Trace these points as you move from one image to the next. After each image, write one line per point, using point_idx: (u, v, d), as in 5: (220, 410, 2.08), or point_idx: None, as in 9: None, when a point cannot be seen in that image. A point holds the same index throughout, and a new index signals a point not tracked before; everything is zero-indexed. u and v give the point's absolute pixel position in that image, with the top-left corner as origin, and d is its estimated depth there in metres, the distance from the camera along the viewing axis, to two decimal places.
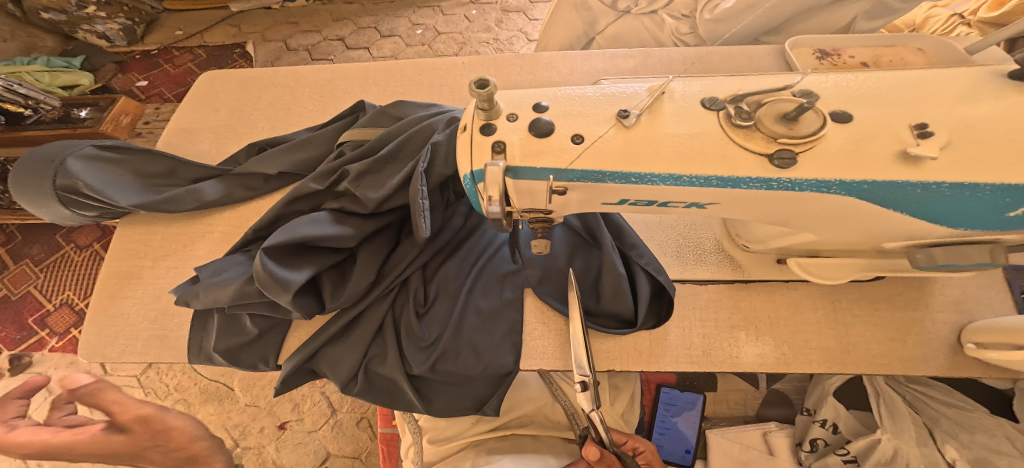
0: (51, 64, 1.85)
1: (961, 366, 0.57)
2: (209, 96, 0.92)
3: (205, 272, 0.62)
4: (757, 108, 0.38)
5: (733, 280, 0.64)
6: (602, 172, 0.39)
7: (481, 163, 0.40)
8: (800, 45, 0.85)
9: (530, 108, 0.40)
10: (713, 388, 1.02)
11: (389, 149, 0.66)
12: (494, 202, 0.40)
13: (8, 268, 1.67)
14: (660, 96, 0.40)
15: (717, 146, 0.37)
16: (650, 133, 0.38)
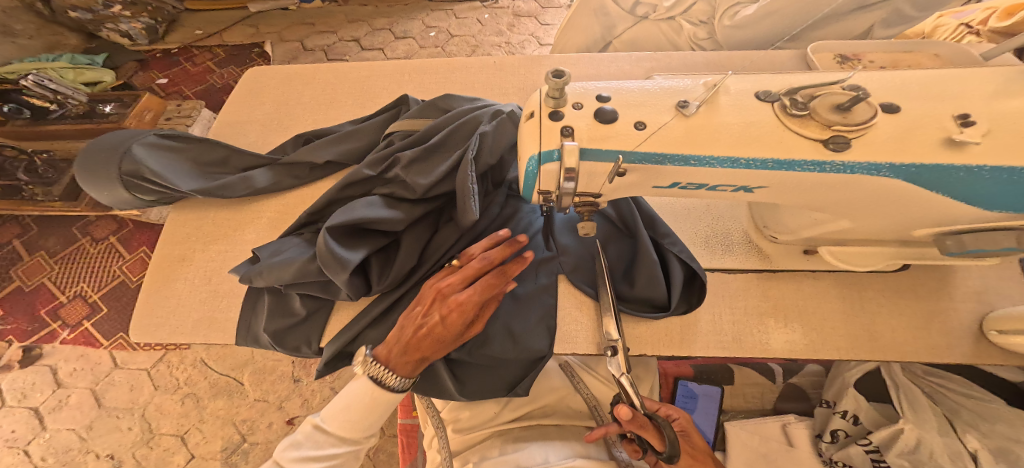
0: (75, 60, 1.94)
1: (982, 353, 0.61)
2: (256, 92, 1.00)
3: (264, 255, 0.69)
4: (811, 100, 0.43)
5: (760, 269, 0.68)
6: (664, 156, 0.43)
7: (551, 144, 0.44)
8: (822, 50, 0.89)
9: (593, 98, 0.45)
10: (731, 382, 1.04)
11: (437, 140, 0.72)
12: (568, 181, 0.44)
13: (22, 260, 1.68)
14: (716, 89, 0.44)
15: (773, 133, 0.42)
16: (710, 122, 0.43)
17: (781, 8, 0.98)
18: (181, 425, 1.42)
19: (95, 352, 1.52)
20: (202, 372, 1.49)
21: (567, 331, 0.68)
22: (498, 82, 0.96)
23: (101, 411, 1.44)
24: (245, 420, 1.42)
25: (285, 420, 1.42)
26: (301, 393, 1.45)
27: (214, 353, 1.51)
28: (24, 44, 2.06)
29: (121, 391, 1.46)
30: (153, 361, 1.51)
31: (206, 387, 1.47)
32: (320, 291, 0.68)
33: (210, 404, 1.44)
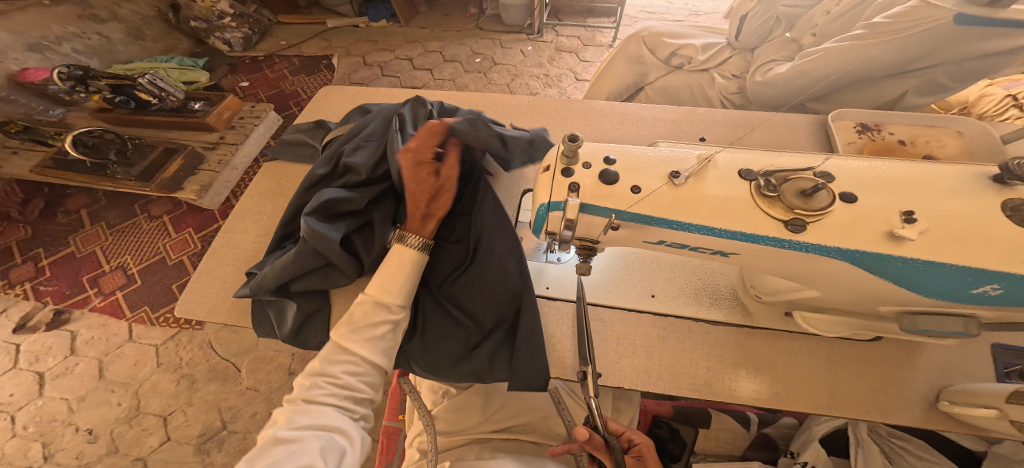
0: (183, 63, 2.40)
1: (933, 419, 0.69)
2: (325, 107, 1.16)
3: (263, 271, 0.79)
4: (782, 182, 0.49)
5: (743, 323, 0.79)
6: (652, 217, 0.50)
7: (560, 196, 0.51)
8: (843, 118, 0.91)
9: (601, 160, 0.52)
10: (707, 425, 1.11)
11: (372, 126, 0.88)
12: (567, 228, 0.52)
13: (85, 227, 1.90)
14: (706, 163, 0.51)
15: (744, 208, 0.49)
16: (695, 193, 0.49)
17: (816, 69, 0.99)
18: (168, 405, 1.52)
19: (116, 323, 1.67)
20: (205, 355, 1.61)
21: (555, 357, 0.78)
22: (530, 122, 1.07)
23: (99, 383, 1.56)
24: (230, 408, 1.51)
25: (269, 412, 1.51)
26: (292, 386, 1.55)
27: (221, 338, 1.64)
28: (147, 46, 2.45)
29: (124, 365, 1.59)
30: (163, 339, 1.64)
31: (204, 370, 1.58)
32: (322, 281, 0.80)
33: (203, 387, 1.55)
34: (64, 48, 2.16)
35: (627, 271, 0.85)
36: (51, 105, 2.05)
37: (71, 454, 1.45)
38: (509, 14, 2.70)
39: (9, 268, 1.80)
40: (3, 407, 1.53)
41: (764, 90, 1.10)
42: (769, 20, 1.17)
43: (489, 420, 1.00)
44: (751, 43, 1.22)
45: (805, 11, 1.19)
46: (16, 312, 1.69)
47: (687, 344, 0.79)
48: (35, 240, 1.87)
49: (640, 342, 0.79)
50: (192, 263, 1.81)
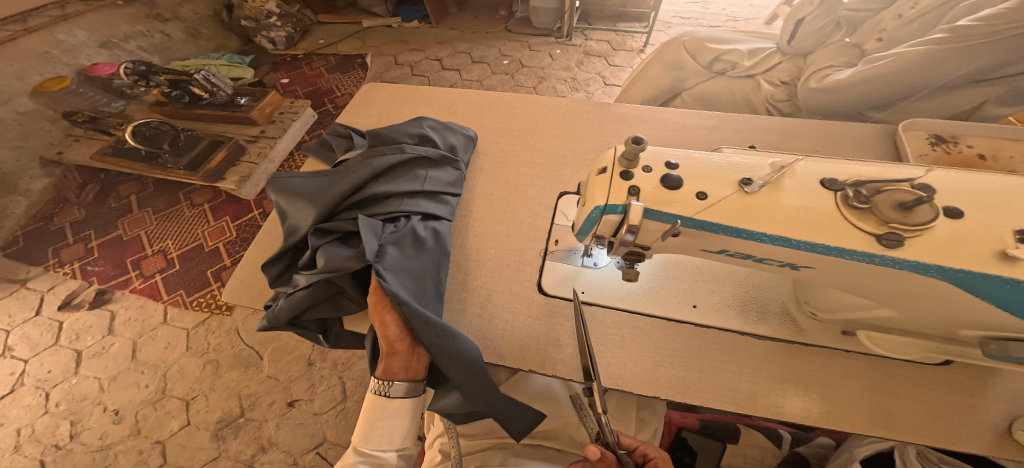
0: (232, 60, 2.51)
1: (1001, 450, 0.65)
2: (367, 105, 1.20)
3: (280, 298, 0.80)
4: (875, 193, 0.47)
5: (793, 340, 0.75)
6: (720, 225, 0.49)
7: (620, 200, 0.50)
8: (914, 128, 0.86)
9: (663, 164, 0.51)
10: (734, 440, 1.06)
11: (386, 162, 0.90)
12: (629, 233, 0.50)
13: (133, 212, 1.99)
14: (783, 171, 0.50)
15: (832, 221, 0.47)
16: (769, 202, 0.48)
17: (881, 76, 0.93)
18: (192, 390, 1.56)
19: (153, 304, 1.73)
20: (231, 341, 1.65)
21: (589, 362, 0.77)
22: (566, 125, 1.10)
23: (132, 364, 1.61)
24: (250, 396, 1.54)
25: (287, 402, 1.53)
26: (309, 378, 1.57)
27: (247, 325, 1.68)
28: (203, 44, 2.59)
29: (155, 347, 1.64)
30: (194, 323, 1.69)
31: (229, 356, 1.62)
32: (332, 310, 0.81)
33: (226, 374, 1.59)
34: (131, 46, 2.34)
35: (672, 280, 0.82)
36: (112, 97, 2.19)
37: (97, 434, 1.49)
38: (539, 17, 2.69)
39: (60, 247, 1.88)
40: (40, 383, 1.58)
41: (820, 97, 1.05)
42: (828, 24, 1.12)
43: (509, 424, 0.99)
44: (805, 48, 1.17)
45: (870, 14, 1.10)
46: (64, 290, 1.77)
47: (729, 357, 0.75)
48: (88, 223, 1.96)
49: (678, 353, 0.76)
50: (226, 251, 1.86)
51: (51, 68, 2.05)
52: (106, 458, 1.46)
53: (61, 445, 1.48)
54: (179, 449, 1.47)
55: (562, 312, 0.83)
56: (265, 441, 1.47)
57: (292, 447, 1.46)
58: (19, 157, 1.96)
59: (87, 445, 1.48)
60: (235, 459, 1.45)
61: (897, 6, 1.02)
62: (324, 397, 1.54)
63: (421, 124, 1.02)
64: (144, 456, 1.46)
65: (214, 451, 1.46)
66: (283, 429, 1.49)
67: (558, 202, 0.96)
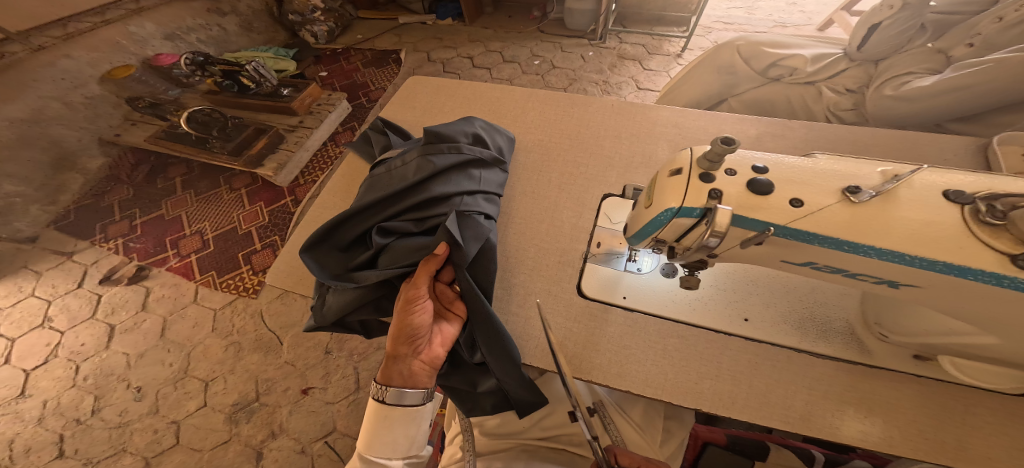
0: (278, 52, 2.57)
1: None
2: (411, 97, 1.21)
3: (328, 293, 0.80)
4: (1011, 209, 0.48)
5: (858, 361, 0.70)
6: (816, 235, 0.52)
7: (699, 203, 0.54)
8: (1011, 142, 0.79)
9: (750, 168, 0.56)
10: (764, 459, 0.99)
11: (442, 162, 0.86)
12: (712, 237, 0.53)
13: (176, 193, 2.06)
14: (897, 183, 0.52)
15: (956, 237, 0.48)
16: (880, 213, 0.50)
17: (975, 85, 0.87)
18: (213, 371, 1.59)
19: (186, 283, 1.78)
20: (255, 325, 1.68)
21: (628, 370, 0.73)
22: (612, 125, 1.07)
23: (159, 341, 1.66)
24: (267, 380, 1.57)
25: (301, 389, 1.55)
26: (325, 366, 1.59)
27: (272, 309, 1.71)
28: (255, 38, 2.68)
29: (184, 326, 1.69)
30: (222, 304, 1.73)
31: (251, 340, 1.65)
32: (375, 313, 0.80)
33: (247, 357, 1.62)
34: (191, 38, 2.42)
35: (728, 290, 0.78)
36: (169, 85, 2.26)
37: (118, 410, 1.54)
38: (573, 19, 2.66)
39: (109, 223, 1.97)
40: (73, 355, 1.64)
41: (896, 106, 0.99)
42: (908, 29, 1.05)
43: (534, 427, 0.99)
44: (878, 54, 1.11)
45: (963, 18, 1.04)
46: (105, 265, 1.84)
47: (782, 373, 0.71)
48: (135, 201, 2.04)
49: (727, 367, 0.72)
50: (259, 235, 1.90)
51: (122, 57, 2.15)
52: (124, 435, 1.50)
53: (82, 420, 1.52)
54: (194, 430, 1.49)
55: (602, 317, 0.79)
56: (276, 427, 1.49)
57: (302, 434, 1.47)
58: (82, 136, 2.04)
59: (108, 421, 1.52)
60: (246, 443, 1.47)
61: (999, 8, 0.95)
62: (337, 386, 1.55)
63: (473, 124, 0.98)
64: (159, 435, 1.49)
65: (226, 434, 1.48)
66: (295, 415, 1.51)
67: (603, 204, 0.93)
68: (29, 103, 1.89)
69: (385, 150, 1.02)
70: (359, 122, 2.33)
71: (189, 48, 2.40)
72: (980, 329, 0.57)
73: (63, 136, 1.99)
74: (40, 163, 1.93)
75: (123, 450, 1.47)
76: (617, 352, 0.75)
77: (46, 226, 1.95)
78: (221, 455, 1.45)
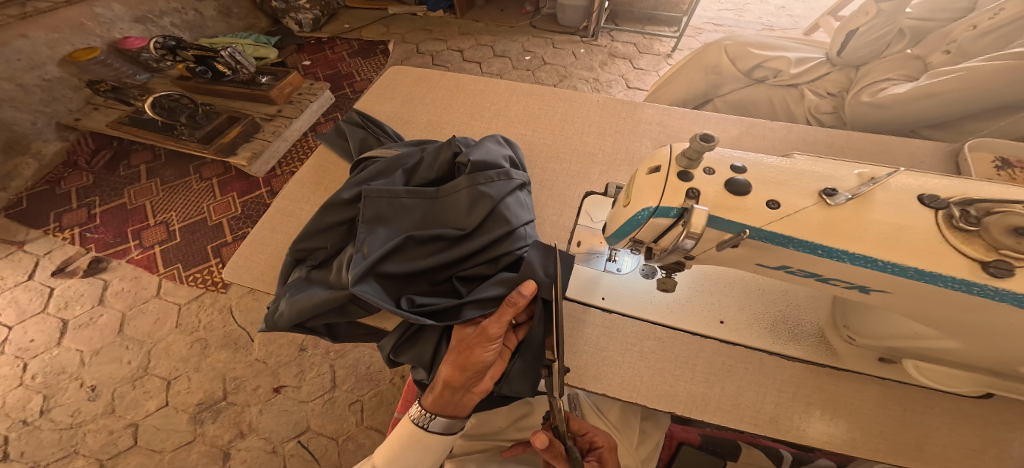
0: (258, 39, 2.51)
1: None
2: (391, 88, 1.18)
3: (283, 301, 0.78)
4: (985, 215, 0.48)
5: (825, 363, 0.70)
6: (791, 238, 0.51)
7: (676, 203, 0.53)
8: (982, 148, 0.80)
9: (728, 168, 0.55)
10: (735, 458, 1.00)
11: (497, 193, 0.80)
12: (690, 240, 0.52)
13: (140, 181, 1.99)
14: (873, 186, 0.52)
15: (928, 242, 0.48)
16: (853, 217, 0.50)
17: (949, 92, 0.88)
18: (175, 369, 1.54)
19: (149, 276, 1.72)
20: (224, 320, 1.63)
21: (603, 372, 0.72)
22: (596, 121, 1.06)
23: (117, 338, 1.59)
24: (236, 378, 1.52)
25: (273, 388, 1.51)
26: (299, 363, 1.55)
27: (242, 304, 1.66)
28: (233, 24, 2.59)
29: (145, 322, 1.62)
30: (187, 299, 1.67)
31: (219, 336, 1.60)
32: (341, 316, 0.77)
33: (213, 354, 1.57)
34: (164, 21, 2.33)
35: (707, 293, 0.78)
36: (138, 70, 2.20)
37: (68, 411, 1.47)
38: (566, 15, 2.66)
39: (64, 212, 1.88)
40: (20, 352, 1.56)
41: (873, 114, 1.00)
42: (887, 34, 1.06)
43: (511, 428, 0.99)
44: (857, 60, 1.12)
45: (940, 25, 1.05)
46: (60, 256, 1.76)
47: (753, 376, 0.71)
48: (94, 190, 1.96)
49: (701, 369, 0.72)
50: (230, 227, 1.85)
51: (84, 40, 2.06)
52: (75, 437, 1.43)
53: (29, 421, 1.46)
54: (153, 431, 1.44)
55: (580, 317, 0.78)
56: (245, 427, 1.45)
57: (273, 434, 1.43)
58: (37, 120, 1.97)
59: (57, 422, 1.45)
60: (211, 443, 1.42)
61: (973, 16, 0.96)
62: (312, 385, 1.51)
63: (500, 142, 0.90)
64: (114, 437, 1.43)
65: (189, 434, 1.43)
66: (266, 414, 1.46)
67: (584, 201, 0.92)
68: None
69: (363, 142, 1.00)
70: (342, 113, 2.28)
71: (160, 31, 2.31)
72: (943, 334, 0.57)
73: (15, 119, 1.90)
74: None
75: (74, 453, 1.41)
76: (593, 353, 0.74)
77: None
78: (184, 457, 1.40)
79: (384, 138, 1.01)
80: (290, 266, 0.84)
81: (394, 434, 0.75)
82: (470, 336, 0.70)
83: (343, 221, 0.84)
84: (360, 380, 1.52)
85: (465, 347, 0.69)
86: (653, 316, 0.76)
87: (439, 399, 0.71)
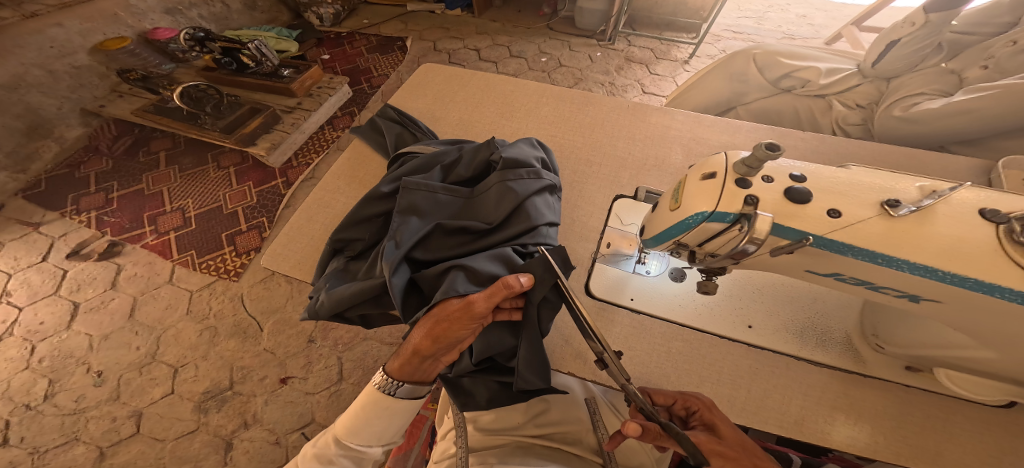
0: (281, 32, 2.54)
1: None
2: (423, 84, 1.20)
3: (322, 292, 0.79)
4: None
5: (853, 370, 0.72)
6: (851, 246, 0.53)
7: (732, 208, 0.55)
8: (1014, 167, 0.80)
9: (787, 176, 0.57)
10: None
11: (523, 189, 0.80)
12: (752, 244, 0.54)
13: (158, 168, 2.03)
14: (937, 199, 0.52)
15: (986, 255, 0.49)
16: (913, 229, 0.51)
17: (982, 109, 0.89)
18: (183, 357, 1.56)
19: (162, 262, 1.75)
20: (235, 309, 1.66)
21: (631, 371, 0.74)
22: (624, 126, 1.07)
23: (127, 323, 1.62)
24: (243, 368, 1.55)
25: (279, 378, 1.53)
26: (306, 356, 1.57)
27: (254, 293, 1.69)
28: (257, 16, 2.63)
29: (155, 308, 1.66)
30: (199, 286, 1.70)
31: (229, 324, 1.63)
32: (372, 306, 0.78)
33: (222, 343, 1.60)
34: (192, 13, 2.37)
35: (743, 298, 0.79)
36: (164, 60, 2.24)
37: (73, 396, 1.49)
38: (583, 18, 2.67)
39: (81, 195, 1.91)
40: (30, 335, 1.59)
41: (903, 127, 1.01)
42: (925, 47, 1.06)
43: (529, 424, 1.00)
44: (889, 72, 1.13)
45: (979, 39, 1.05)
46: (74, 239, 1.79)
47: (780, 380, 0.72)
48: (112, 174, 1.99)
49: (728, 371, 0.73)
50: (245, 216, 1.88)
51: (115, 29, 2.10)
52: (78, 423, 1.45)
53: (32, 405, 1.48)
54: (156, 419, 1.46)
55: (609, 316, 0.80)
56: (249, 417, 1.47)
57: (276, 425, 1.45)
58: (62, 105, 1.99)
59: (60, 407, 1.47)
60: (214, 433, 1.44)
61: (1013, 32, 0.97)
62: (318, 377, 1.54)
63: (533, 145, 0.92)
64: (117, 424, 1.45)
65: (192, 423, 1.45)
66: (271, 405, 1.49)
67: (614, 204, 0.93)
68: (10, 69, 1.82)
69: (399, 138, 1.02)
70: (359, 108, 2.31)
71: (188, 22, 2.35)
72: (979, 343, 0.59)
73: (40, 103, 1.92)
74: (13, 129, 1.86)
75: (75, 439, 1.43)
76: (622, 352, 0.76)
77: (14, 194, 1.89)
78: (186, 445, 1.42)
79: (419, 133, 1.03)
80: (328, 256, 0.86)
81: (359, 403, 0.80)
82: (454, 310, 0.69)
83: (381, 214, 0.85)
84: (368, 374, 1.54)
85: (443, 321, 0.69)
86: (687, 320, 0.78)
87: (406, 363, 0.76)
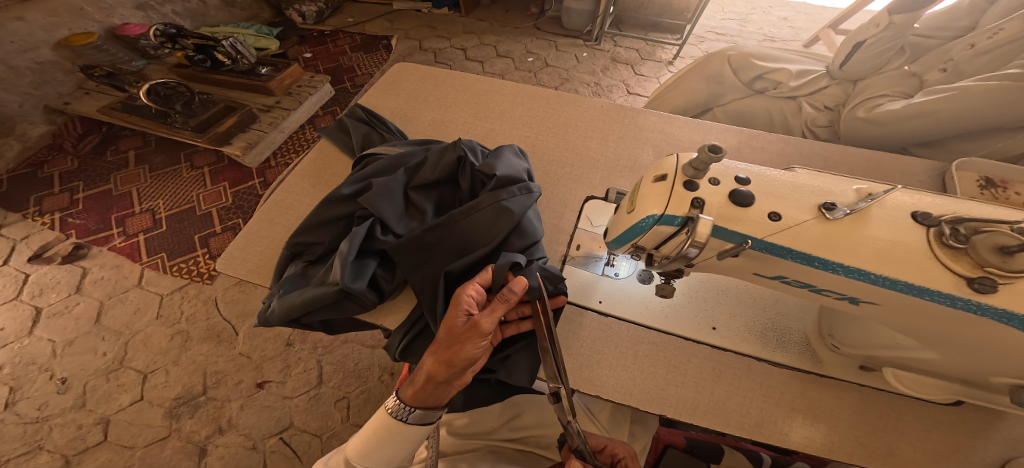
0: (260, 30, 2.50)
1: None
2: (397, 84, 1.18)
3: (275, 298, 0.78)
4: (975, 234, 0.49)
5: (810, 371, 0.72)
6: (790, 250, 0.53)
7: (679, 212, 0.55)
8: (968, 167, 0.82)
9: (733, 179, 0.57)
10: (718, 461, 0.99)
11: (518, 208, 0.78)
12: (694, 247, 0.53)
13: (128, 168, 1.98)
14: (870, 203, 0.53)
15: (918, 258, 0.50)
16: (851, 233, 0.51)
17: (940, 110, 0.90)
18: (152, 363, 1.52)
19: (130, 265, 1.71)
20: (207, 312, 1.62)
21: (598, 375, 0.73)
22: (598, 127, 1.07)
23: (93, 328, 1.58)
24: (217, 373, 1.51)
25: (256, 383, 1.50)
26: (283, 360, 1.54)
27: (228, 296, 1.66)
28: (237, 13, 2.59)
29: (123, 312, 1.61)
30: (170, 289, 1.66)
31: (202, 328, 1.59)
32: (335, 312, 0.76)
33: (194, 347, 1.56)
34: (167, 9, 2.32)
35: (703, 300, 0.79)
36: (135, 57, 2.19)
37: (34, 404, 1.44)
38: (570, 18, 2.67)
39: (45, 196, 1.86)
40: None
41: (867, 129, 1.03)
42: (890, 48, 1.08)
43: (504, 427, 0.99)
44: (857, 74, 1.13)
45: (938, 44, 1.07)
46: (37, 241, 1.74)
47: (741, 382, 0.72)
48: (79, 174, 1.94)
49: (692, 374, 0.73)
50: (219, 217, 1.84)
51: (82, 25, 2.04)
52: (39, 432, 1.41)
53: None
54: (124, 427, 1.42)
55: (577, 320, 0.79)
56: (224, 423, 1.44)
57: (253, 430, 1.43)
58: (25, 102, 1.94)
59: (20, 416, 1.43)
60: (186, 439, 1.41)
61: (973, 35, 0.98)
62: (294, 381, 1.51)
63: (517, 154, 0.89)
64: (82, 432, 1.41)
65: (164, 430, 1.42)
66: (247, 410, 1.46)
67: (584, 206, 0.92)
68: None
69: (366, 139, 1.01)
70: (341, 106, 2.28)
71: (162, 19, 2.30)
72: (922, 344, 0.59)
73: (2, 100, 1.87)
74: None
75: (37, 448, 1.38)
76: (590, 356, 0.75)
77: None
78: (157, 452, 1.39)
79: (387, 134, 1.02)
80: (286, 260, 0.84)
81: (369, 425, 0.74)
82: (459, 330, 0.65)
83: (343, 216, 0.83)
84: (347, 377, 1.52)
85: (453, 342, 0.65)
86: (651, 324, 0.77)
87: (416, 392, 0.69)
